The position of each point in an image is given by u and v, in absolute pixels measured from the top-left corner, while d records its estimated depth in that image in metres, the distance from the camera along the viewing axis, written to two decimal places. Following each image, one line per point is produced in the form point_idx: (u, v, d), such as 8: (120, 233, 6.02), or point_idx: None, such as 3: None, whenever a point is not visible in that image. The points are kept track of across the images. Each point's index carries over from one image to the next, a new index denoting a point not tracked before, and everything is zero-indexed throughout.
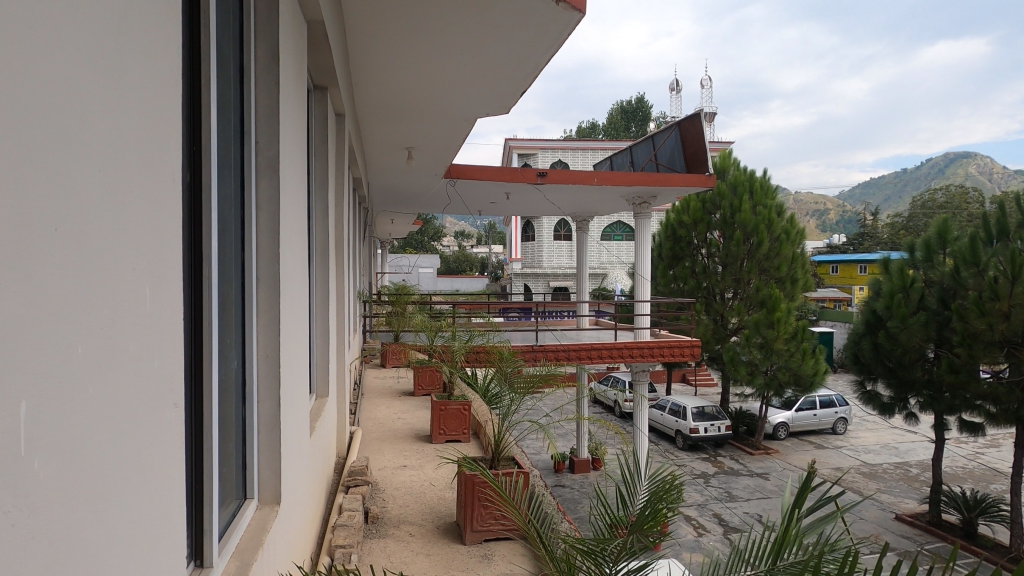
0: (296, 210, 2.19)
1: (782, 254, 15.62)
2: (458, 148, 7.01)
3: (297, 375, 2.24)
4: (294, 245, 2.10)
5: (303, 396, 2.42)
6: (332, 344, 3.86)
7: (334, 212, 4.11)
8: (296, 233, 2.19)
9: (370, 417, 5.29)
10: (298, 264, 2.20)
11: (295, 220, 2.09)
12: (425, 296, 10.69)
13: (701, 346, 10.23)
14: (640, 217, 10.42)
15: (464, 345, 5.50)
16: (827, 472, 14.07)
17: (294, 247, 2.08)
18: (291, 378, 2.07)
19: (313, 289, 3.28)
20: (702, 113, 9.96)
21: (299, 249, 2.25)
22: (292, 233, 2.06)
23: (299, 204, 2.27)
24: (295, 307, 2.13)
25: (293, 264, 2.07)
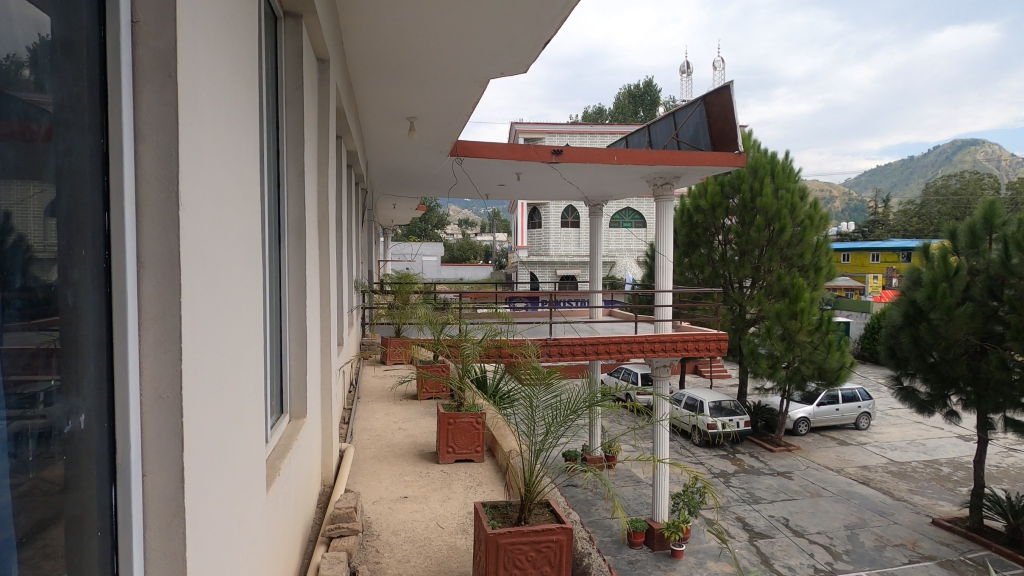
0: (235, 155, 1.41)
1: (805, 241, 14.79)
2: (467, 119, 6.21)
3: (241, 411, 1.47)
4: (229, 212, 1.34)
5: (255, 432, 1.65)
6: (315, 349, 3.09)
7: (318, 182, 3.31)
8: (237, 192, 1.41)
9: (365, 427, 4.54)
10: (238, 240, 1.42)
11: (227, 169, 1.32)
12: (429, 285, 9.95)
13: (728, 341, 9.44)
14: (661, 199, 9.56)
15: (476, 342, 4.75)
16: (853, 470, 13.35)
17: (227, 216, 1.31)
18: (225, 421, 1.31)
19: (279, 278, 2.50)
20: (731, 86, 9.14)
21: (241, 220, 1.48)
22: (224, 193, 1.30)
23: (242, 149, 1.49)
24: (232, 309, 1.36)
25: (225, 242, 1.30)
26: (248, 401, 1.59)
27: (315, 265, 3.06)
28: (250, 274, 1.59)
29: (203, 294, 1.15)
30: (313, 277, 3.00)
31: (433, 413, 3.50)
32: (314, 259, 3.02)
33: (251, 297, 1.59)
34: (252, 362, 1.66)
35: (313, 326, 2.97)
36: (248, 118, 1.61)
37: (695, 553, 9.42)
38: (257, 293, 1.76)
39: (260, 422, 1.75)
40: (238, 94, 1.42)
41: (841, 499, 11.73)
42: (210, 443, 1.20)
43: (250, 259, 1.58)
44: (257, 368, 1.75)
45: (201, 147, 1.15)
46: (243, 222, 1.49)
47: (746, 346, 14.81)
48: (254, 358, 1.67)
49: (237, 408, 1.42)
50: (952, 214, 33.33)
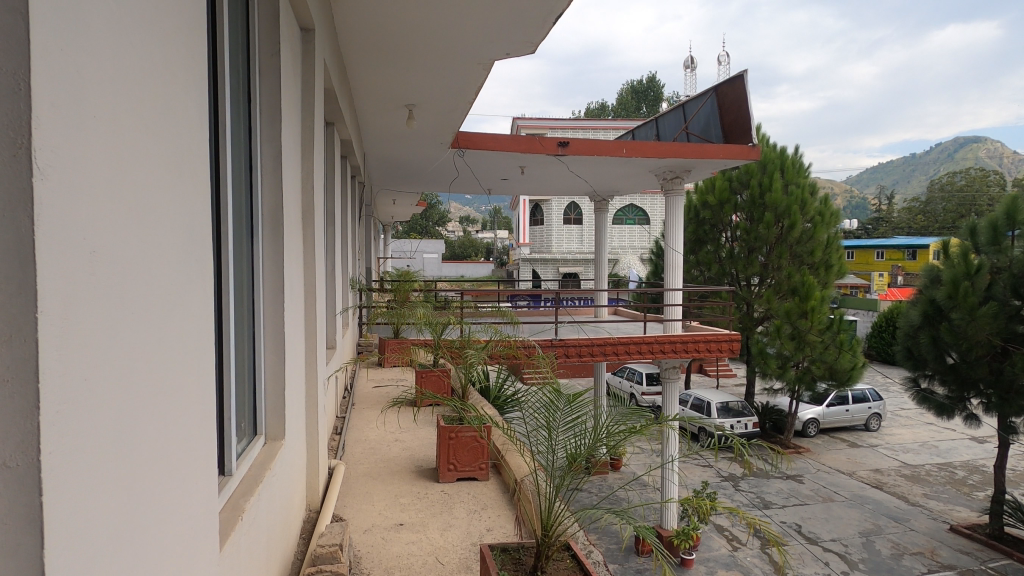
0: (146, 110, 1.03)
1: (816, 238, 14.39)
2: (469, 106, 5.82)
3: (168, 456, 1.10)
4: (136, 186, 0.96)
5: (198, 479, 1.29)
6: (298, 357, 2.71)
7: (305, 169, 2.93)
8: (158, 164, 1.05)
9: (360, 438, 4.18)
10: (155, 227, 1.04)
11: (131, 128, 0.95)
12: (430, 283, 9.59)
13: (740, 341, 9.06)
14: (671, 193, 9.16)
15: (478, 351, 4.36)
16: (865, 474, 12.99)
17: (128, 194, 0.94)
18: (132, 475, 0.94)
19: (250, 279, 2.13)
20: (745, 75, 8.72)
21: (161, 199, 1.09)
22: (119, 158, 0.92)
23: (162, 105, 1.10)
24: (147, 320, 0.99)
25: (122, 227, 0.92)
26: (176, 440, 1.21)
27: (297, 264, 2.67)
28: (180, 270, 1.20)
29: (86, 301, 0.78)
30: (296, 277, 2.61)
31: (424, 435, 3.08)
32: (296, 256, 2.63)
33: (180, 301, 1.20)
34: (187, 387, 1.28)
35: (295, 332, 2.59)
36: (178, 68, 1.21)
37: (705, 562, 9.08)
38: (202, 298, 1.38)
39: (208, 461, 1.38)
40: (160, 30, 1.03)
41: (854, 504, 11.38)
42: (99, 515, 0.83)
43: (186, 255, 1.21)
44: (199, 391, 1.37)
45: (83, 91, 0.78)
46: (166, 201, 1.10)
47: (755, 346, 14.43)
48: (188, 380, 1.28)
49: (160, 454, 1.05)
50: (957, 210, 33.02)
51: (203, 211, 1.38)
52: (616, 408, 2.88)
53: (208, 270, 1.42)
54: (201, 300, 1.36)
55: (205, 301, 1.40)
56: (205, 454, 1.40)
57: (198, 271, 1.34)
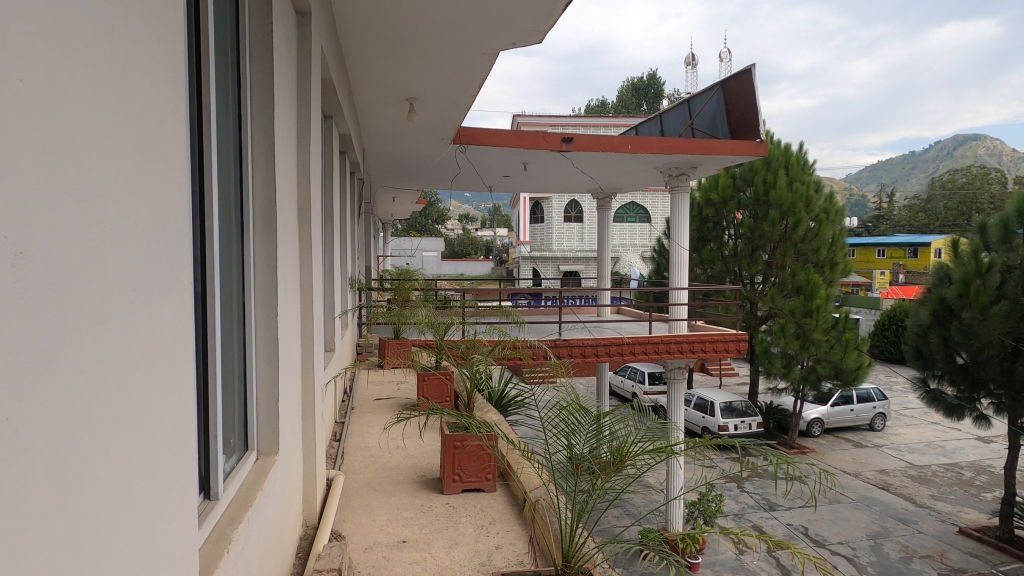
0: (76, 85, 0.83)
1: (821, 236, 14.22)
2: (472, 99, 5.65)
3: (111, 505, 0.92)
4: (46, 182, 0.76)
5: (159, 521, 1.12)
6: (294, 364, 2.53)
7: (301, 161, 2.74)
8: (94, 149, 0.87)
9: (360, 445, 4.01)
10: (93, 222, 0.86)
11: (40, 104, 0.75)
12: (431, 282, 9.42)
13: (748, 341, 8.89)
14: (676, 191, 8.99)
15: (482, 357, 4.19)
16: (871, 475, 12.83)
17: (37, 188, 0.74)
18: (38, 545, 0.75)
19: (237, 283, 1.94)
20: (753, 70, 8.54)
21: (101, 193, 0.90)
22: (25, 145, 0.73)
23: (105, 79, 0.91)
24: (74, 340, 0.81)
25: (28, 230, 0.73)
26: (134, 477, 1.03)
27: (293, 265, 2.49)
28: (139, 273, 1.02)
29: None
30: (291, 278, 2.42)
31: (427, 444, 2.90)
32: (291, 256, 2.44)
33: (141, 312, 1.02)
34: (153, 413, 1.10)
35: (291, 337, 2.41)
36: (138, 40, 1.03)
37: (711, 566, 8.93)
38: (176, 306, 1.20)
39: (175, 497, 1.20)
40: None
41: (861, 505, 11.23)
42: None
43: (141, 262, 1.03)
44: (173, 414, 1.19)
45: None
46: (112, 195, 0.92)
47: (759, 345, 14.26)
48: (154, 404, 1.10)
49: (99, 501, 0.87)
50: (958, 208, 32.88)
51: (177, 209, 1.20)
52: (642, 418, 2.74)
53: (184, 275, 1.23)
54: (173, 309, 1.18)
55: (180, 310, 1.22)
56: (178, 487, 1.21)
57: (170, 276, 1.15)
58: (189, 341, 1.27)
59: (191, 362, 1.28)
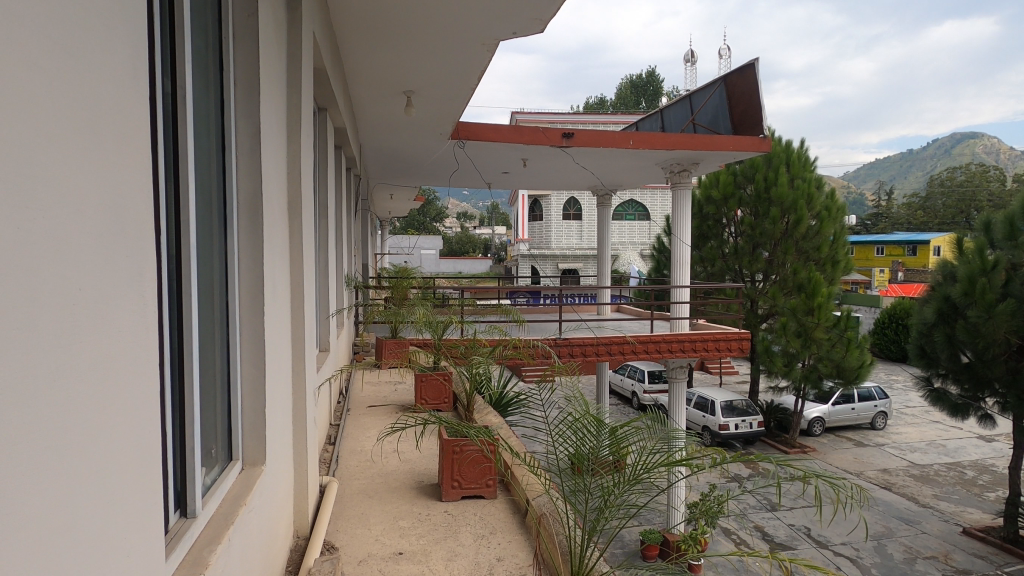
0: None
1: (823, 234, 14.09)
2: (471, 92, 5.50)
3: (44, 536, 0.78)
4: None
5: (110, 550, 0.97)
6: (282, 365, 2.39)
7: (291, 151, 2.58)
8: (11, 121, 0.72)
9: (356, 448, 3.87)
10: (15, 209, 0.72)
11: None
12: (428, 280, 9.28)
13: (751, 340, 8.77)
14: (678, 187, 8.84)
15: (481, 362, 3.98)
16: (873, 474, 12.72)
17: None
18: None
19: (215, 279, 1.79)
20: (756, 64, 8.40)
21: (27, 175, 0.75)
22: None
23: (29, 38, 0.76)
24: None
25: None
26: (78, 504, 0.88)
27: (281, 263, 2.34)
28: (81, 272, 0.87)
29: None
30: (278, 276, 2.28)
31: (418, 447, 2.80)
32: (279, 252, 2.29)
33: (85, 315, 0.88)
34: (103, 429, 0.95)
35: (278, 338, 2.25)
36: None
37: (713, 568, 8.80)
38: (130, 310, 1.05)
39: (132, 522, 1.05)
40: None
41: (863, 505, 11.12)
42: None
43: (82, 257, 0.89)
44: (130, 433, 1.04)
45: None
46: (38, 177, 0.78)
47: (760, 343, 14.15)
48: (106, 418, 0.96)
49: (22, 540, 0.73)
50: (957, 206, 32.83)
51: (126, 196, 1.04)
52: (654, 429, 2.56)
53: (141, 272, 1.08)
54: (130, 308, 1.03)
55: (137, 313, 1.07)
56: (139, 513, 1.07)
57: (125, 272, 1.01)
58: (151, 348, 1.12)
59: (155, 370, 1.13)
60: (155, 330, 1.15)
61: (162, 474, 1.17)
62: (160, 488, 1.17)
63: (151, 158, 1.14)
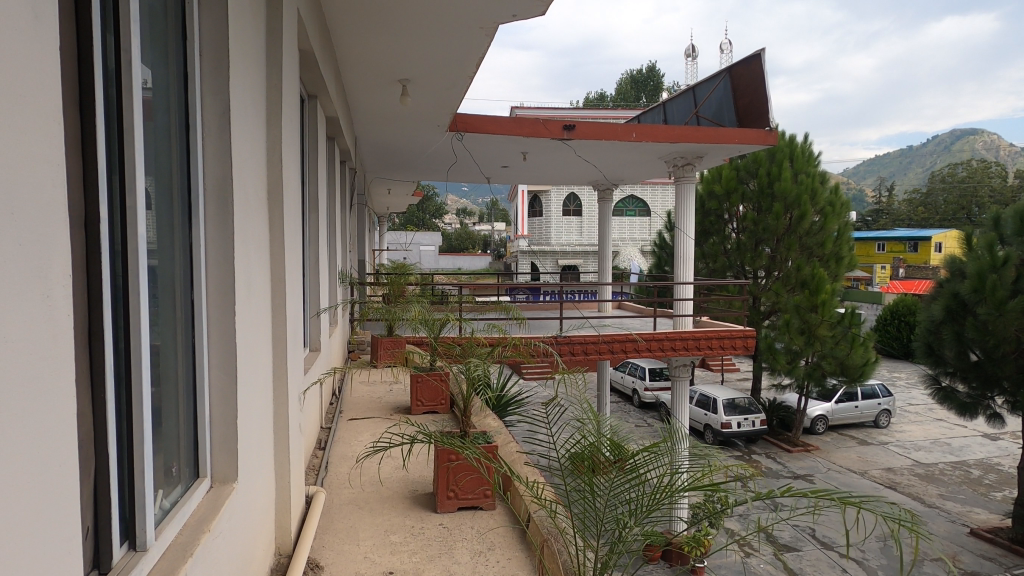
0: None
1: (827, 229, 13.90)
2: (469, 81, 5.28)
3: None
4: None
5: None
6: (261, 368, 2.18)
7: (272, 133, 2.35)
8: None
9: (347, 453, 3.68)
10: None
11: None
12: (427, 276, 9.08)
13: (756, 337, 8.60)
14: (682, 181, 8.63)
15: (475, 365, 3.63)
16: (878, 473, 12.55)
17: None
18: None
19: (173, 275, 1.58)
20: (762, 55, 8.18)
21: None
22: None
23: None
24: None
25: None
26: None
27: (259, 257, 2.13)
28: None
29: None
30: (256, 271, 2.07)
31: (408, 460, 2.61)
32: (256, 244, 2.08)
33: None
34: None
35: (255, 340, 2.05)
36: None
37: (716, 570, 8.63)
38: (26, 318, 0.84)
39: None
40: None
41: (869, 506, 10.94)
42: None
43: None
44: (29, 475, 0.84)
45: None
46: None
47: (763, 341, 13.96)
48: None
49: None
50: (958, 201, 32.66)
51: (22, 171, 0.83)
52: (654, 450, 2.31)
53: (42, 272, 0.88)
54: (25, 316, 0.83)
55: (36, 322, 0.86)
56: (44, 564, 0.87)
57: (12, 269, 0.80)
58: (57, 367, 0.91)
59: (61, 390, 0.92)
60: (65, 342, 0.94)
61: (77, 518, 0.97)
62: (74, 534, 0.97)
63: (59, 130, 0.92)
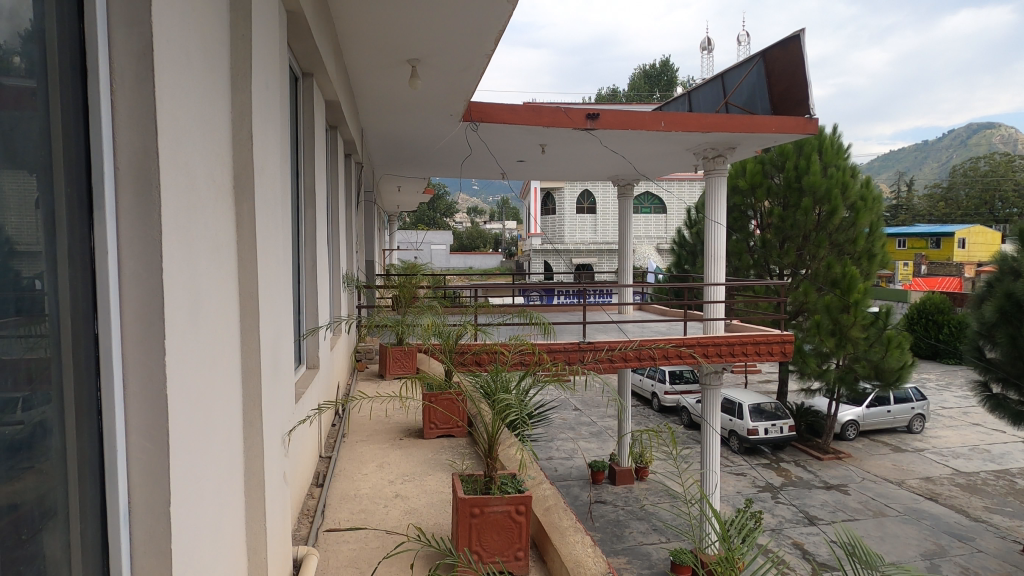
0: None
1: (859, 225, 13.17)
2: (487, 61, 4.70)
3: None
4: None
5: None
6: (222, 416, 1.62)
7: (243, 94, 1.76)
8: None
9: (347, 492, 3.13)
10: None
11: None
12: (440, 278, 8.53)
13: (794, 342, 7.98)
14: (712, 174, 8.02)
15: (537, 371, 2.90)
16: (916, 483, 11.86)
17: None
18: None
19: (53, 299, 1.01)
20: (801, 36, 7.52)
21: None
22: None
23: None
24: None
25: None
26: None
27: (217, 268, 1.56)
28: None
29: None
30: (210, 285, 1.50)
31: None
32: (212, 251, 1.51)
33: None
34: None
35: (209, 380, 1.48)
36: None
37: None
38: None
39: None
40: None
41: (910, 519, 10.28)
42: None
43: None
44: None
45: None
46: None
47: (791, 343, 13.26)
48: None
49: None
50: (980, 196, 31.76)
51: None
52: None
53: None
54: None
55: None
56: None
57: None
58: None
59: None
60: None
61: None
62: None
63: None
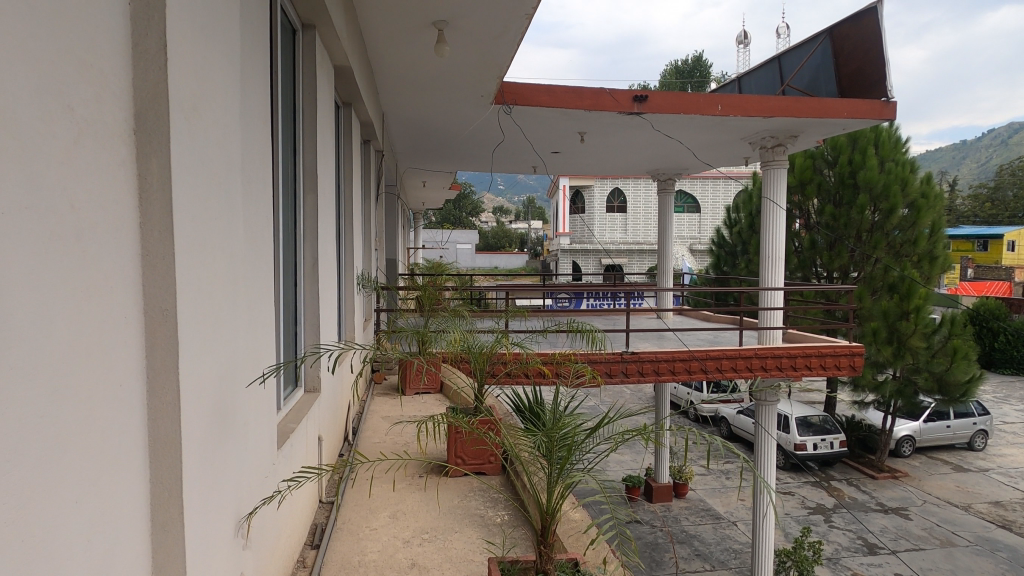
0: None
1: (920, 225, 12.07)
2: (526, 24, 3.94)
3: None
4: None
5: None
6: (87, 532, 0.94)
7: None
8: None
9: (347, 558, 2.42)
10: None
11: None
12: (468, 278, 7.81)
13: (863, 354, 7.06)
14: (770, 165, 7.17)
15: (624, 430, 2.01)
16: (985, 508, 10.79)
17: None
18: None
19: None
20: (878, 9, 6.62)
21: None
22: None
23: None
24: None
25: None
26: None
27: (72, 278, 0.89)
28: None
29: None
30: (38, 309, 0.82)
31: None
32: (43, 242, 0.83)
33: None
34: None
35: (22, 480, 0.80)
36: None
37: None
38: None
39: None
40: None
41: (982, 550, 9.26)
42: None
43: None
44: None
45: None
46: None
47: None
48: None
49: None
50: None
51: None
52: None
53: None
54: None
55: None
56: None
57: None
58: None
59: None
60: None
61: None
62: None
63: None
